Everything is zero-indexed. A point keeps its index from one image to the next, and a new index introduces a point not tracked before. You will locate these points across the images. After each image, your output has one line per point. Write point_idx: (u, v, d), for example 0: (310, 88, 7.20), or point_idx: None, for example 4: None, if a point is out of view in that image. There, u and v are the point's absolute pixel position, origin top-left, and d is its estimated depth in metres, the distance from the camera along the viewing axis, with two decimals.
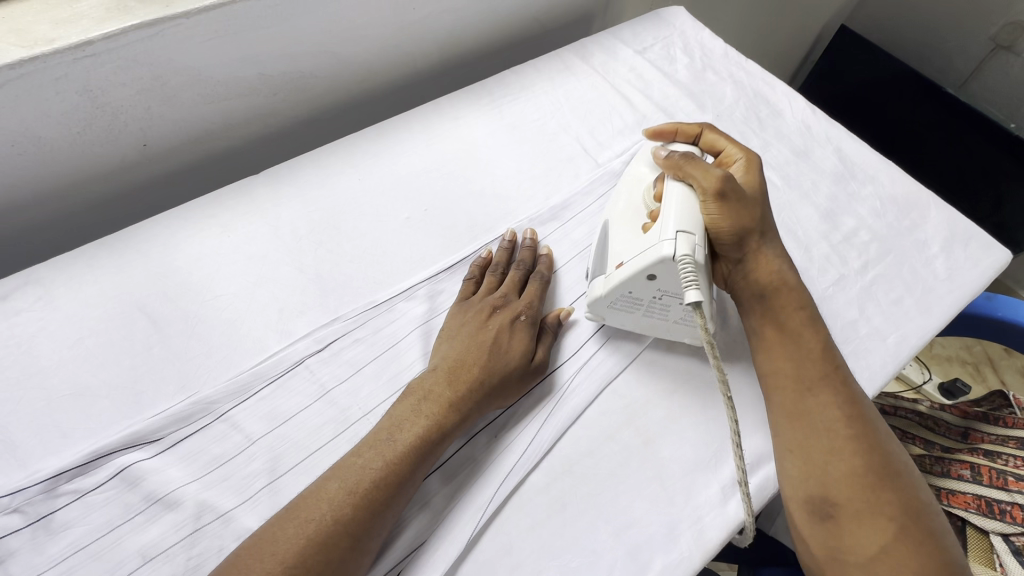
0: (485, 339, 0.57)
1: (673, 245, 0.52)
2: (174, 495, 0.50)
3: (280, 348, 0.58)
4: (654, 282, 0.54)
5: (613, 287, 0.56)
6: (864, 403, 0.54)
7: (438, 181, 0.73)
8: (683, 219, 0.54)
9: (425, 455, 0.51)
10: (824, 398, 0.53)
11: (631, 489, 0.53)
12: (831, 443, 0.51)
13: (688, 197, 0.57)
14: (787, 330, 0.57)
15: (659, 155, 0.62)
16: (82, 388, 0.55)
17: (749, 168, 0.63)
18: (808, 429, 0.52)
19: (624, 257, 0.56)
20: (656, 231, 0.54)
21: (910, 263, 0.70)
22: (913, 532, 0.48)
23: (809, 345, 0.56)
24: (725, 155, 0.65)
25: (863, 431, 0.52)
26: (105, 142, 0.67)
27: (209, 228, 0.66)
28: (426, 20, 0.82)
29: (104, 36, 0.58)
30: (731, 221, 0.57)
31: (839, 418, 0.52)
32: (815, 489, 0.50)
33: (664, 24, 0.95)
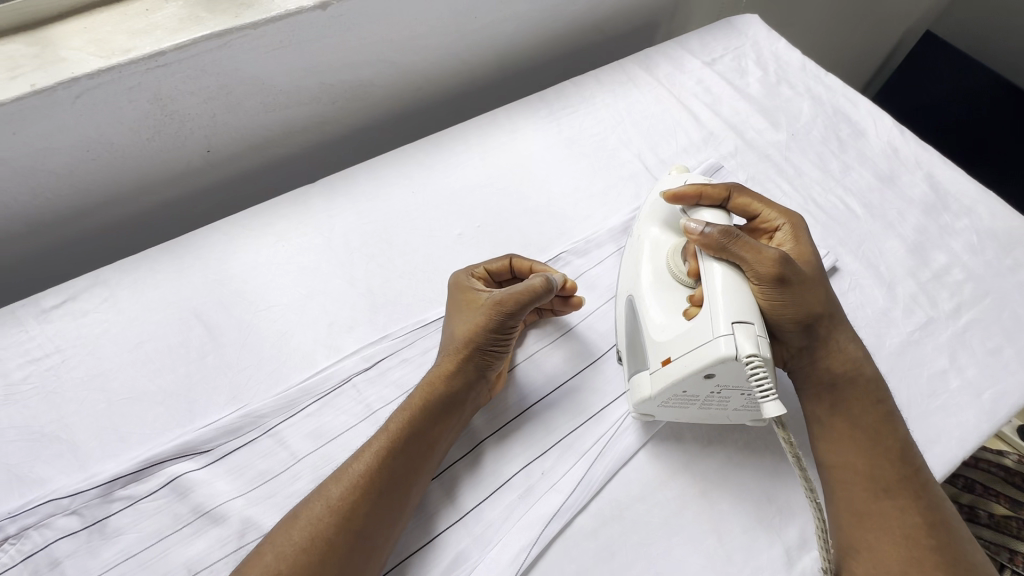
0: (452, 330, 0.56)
1: (732, 342, 0.45)
2: (220, 510, 0.50)
3: (329, 365, 0.58)
4: (711, 378, 0.47)
5: (664, 387, 0.49)
6: (945, 509, 0.48)
7: (492, 197, 0.71)
8: (739, 308, 0.47)
9: (396, 456, 0.48)
10: (904, 503, 0.47)
11: (685, 543, 0.49)
12: (906, 552, 0.45)
13: (740, 283, 0.49)
14: (860, 424, 0.50)
15: (692, 231, 0.52)
16: (140, 393, 0.56)
17: (795, 235, 0.57)
18: (880, 534, 0.46)
19: (670, 351, 0.49)
20: (706, 323, 0.47)
21: (1012, 307, 0.63)
22: None
23: (890, 444, 0.50)
24: (763, 219, 0.59)
25: (947, 543, 0.46)
26: (171, 148, 0.68)
27: (265, 237, 0.66)
28: (486, 28, 0.80)
29: (174, 47, 0.59)
30: (794, 308, 0.51)
31: (920, 526, 0.46)
32: None
33: (735, 33, 0.90)
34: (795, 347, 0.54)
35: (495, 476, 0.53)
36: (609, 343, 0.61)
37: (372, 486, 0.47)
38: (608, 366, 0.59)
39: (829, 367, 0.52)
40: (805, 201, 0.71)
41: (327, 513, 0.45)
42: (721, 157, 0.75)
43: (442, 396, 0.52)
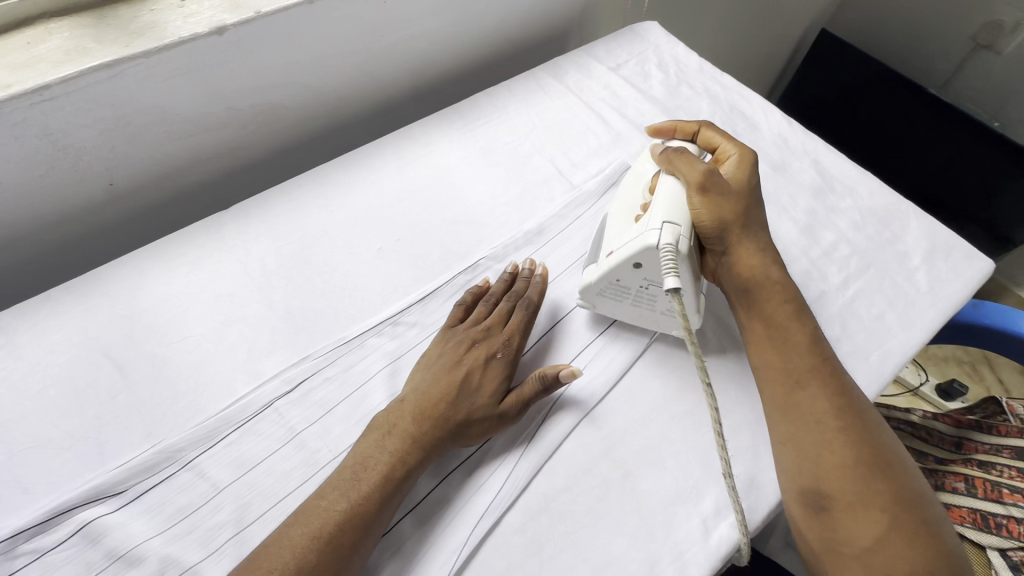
0: (457, 378, 0.56)
1: (658, 234, 0.54)
2: (136, 551, 0.48)
3: (249, 391, 0.57)
4: (640, 269, 0.56)
5: (602, 274, 0.58)
6: (856, 395, 0.54)
7: (411, 210, 0.72)
8: (667, 209, 0.56)
9: (388, 498, 0.49)
10: (815, 391, 0.53)
11: (610, 526, 0.51)
12: (823, 436, 0.51)
13: (675, 191, 0.59)
14: (773, 324, 0.57)
15: (654, 150, 0.64)
16: (44, 441, 0.53)
17: (741, 166, 0.63)
18: (799, 422, 0.53)
19: (612, 246, 0.58)
20: (644, 221, 0.57)
21: (891, 277, 0.69)
22: (903, 520, 0.48)
23: (798, 338, 0.56)
24: (721, 152, 0.65)
25: (855, 422, 0.52)
26: (70, 183, 0.66)
27: (177, 268, 0.65)
28: (396, 46, 0.81)
29: (60, 80, 0.57)
30: (711, 214, 0.58)
31: (833, 411, 0.52)
32: (809, 482, 0.50)
33: (638, 39, 0.95)
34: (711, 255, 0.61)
35: (424, 483, 0.53)
36: (532, 343, 0.63)
37: (320, 543, 0.45)
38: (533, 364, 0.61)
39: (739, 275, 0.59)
40: None
41: (296, 564, 0.44)
42: (630, 157, 0.80)
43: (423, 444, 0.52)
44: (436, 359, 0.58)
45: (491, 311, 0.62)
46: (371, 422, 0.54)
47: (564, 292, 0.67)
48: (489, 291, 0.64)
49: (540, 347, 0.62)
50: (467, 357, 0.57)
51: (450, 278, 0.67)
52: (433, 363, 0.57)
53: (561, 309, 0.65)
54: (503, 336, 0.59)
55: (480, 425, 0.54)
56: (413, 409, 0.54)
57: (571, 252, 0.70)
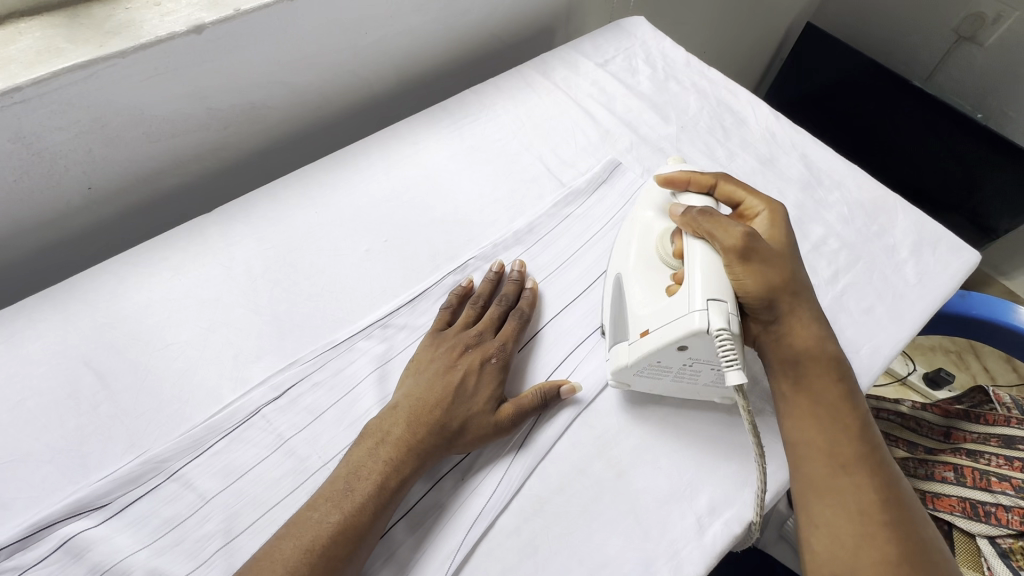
0: (452, 382, 0.55)
1: (706, 317, 0.49)
2: (122, 566, 0.47)
3: (236, 398, 0.56)
4: (684, 351, 0.51)
5: (640, 356, 0.53)
6: (899, 485, 0.52)
7: (398, 211, 0.71)
8: (710, 285, 0.51)
9: (382, 507, 0.48)
10: (859, 480, 0.51)
11: (604, 527, 0.51)
12: (862, 523, 0.49)
13: (714, 259, 0.53)
14: (821, 403, 0.54)
15: (676, 213, 0.60)
16: (24, 454, 0.52)
17: (773, 222, 0.60)
18: (839, 511, 0.50)
19: (648, 324, 0.53)
20: (684, 298, 0.51)
21: (880, 270, 0.69)
22: None
23: (846, 419, 0.53)
24: (746, 207, 0.62)
25: (897, 516, 0.50)
26: (45, 188, 0.64)
27: (160, 273, 0.63)
28: (379, 44, 0.80)
29: (32, 82, 0.55)
30: (757, 281, 0.54)
31: (875, 501, 0.50)
32: (843, 573, 0.48)
33: (625, 34, 0.94)
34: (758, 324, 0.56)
35: (416, 488, 0.52)
36: (522, 343, 0.62)
37: (312, 553, 0.44)
38: (525, 366, 0.60)
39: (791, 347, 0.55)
40: None
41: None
42: (618, 154, 0.79)
43: (418, 451, 0.51)
44: (429, 363, 0.57)
45: (479, 314, 0.62)
46: (362, 430, 0.53)
47: (554, 292, 0.66)
48: (475, 293, 0.63)
49: (531, 347, 0.62)
50: (462, 361, 0.57)
51: (436, 280, 0.66)
52: (425, 367, 0.57)
53: (551, 309, 0.65)
54: (497, 341, 0.59)
55: (477, 431, 0.53)
56: (406, 415, 0.53)
57: (561, 251, 0.69)
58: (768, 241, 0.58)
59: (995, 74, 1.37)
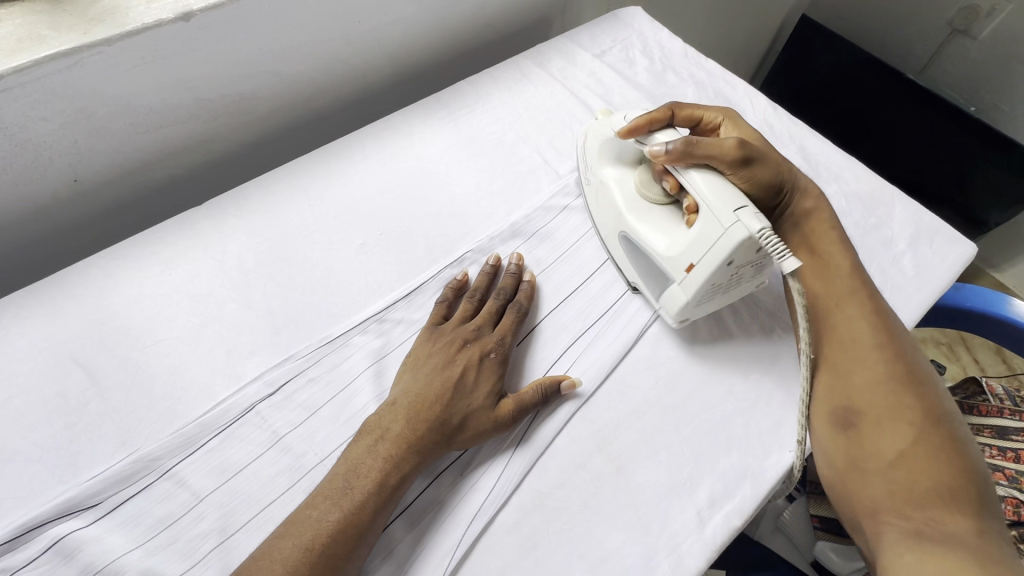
0: (451, 377, 0.54)
1: (742, 227, 0.51)
2: (114, 566, 0.46)
3: (229, 394, 0.55)
4: (732, 265, 0.53)
5: (696, 290, 0.55)
6: (896, 325, 0.57)
7: (394, 203, 0.70)
8: (729, 198, 0.53)
9: (382, 503, 0.47)
10: (852, 315, 0.56)
11: (605, 521, 0.51)
12: (855, 356, 0.54)
13: (717, 177, 0.56)
14: (819, 261, 0.61)
15: (658, 153, 0.58)
16: (11, 453, 0.50)
17: (735, 125, 0.67)
18: (836, 344, 0.56)
19: (691, 258, 0.54)
20: (712, 223, 0.53)
21: (878, 262, 0.69)
22: (934, 440, 0.50)
23: (840, 268, 0.60)
24: (704, 120, 0.68)
25: (892, 347, 0.54)
26: (29, 180, 0.62)
27: (149, 268, 0.62)
28: (373, 32, 0.78)
29: (13, 70, 0.53)
30: (766, 172, 0.61)
31: (869, 334, 0.55)
32: (840, 402, 0.53)
33: (622, 25, 0.93)
34: (774, 209, 0.65)
35: (416, 484, 0.52)
36: (519, 338, 0.61)
37: (308, 553, 0.43)
38: (524, 360, 0.60)
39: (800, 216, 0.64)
40: None
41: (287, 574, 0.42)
42: None
43: (419, 446, 0.50)
44: (427, 360, 0.56)
45: (477, 308, 0.61)
46: (361, 427, 0.53)
47: (552, 286, 0.66)
48: (472, 286, 0.63)
49: (528, 341, 0.61)
50: (460, 356, 0.56)
51: (433, 274, 0.65)
52: (423, 363, 0.56)
53: (549, 303, 0.64)
54: (496, 335, 0.58)
55: (477, 427, 0.53)
56: (405, 410, 0.52)
57: (559, 245, 0.69)
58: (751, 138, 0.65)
59: (988, 67, 1.38)
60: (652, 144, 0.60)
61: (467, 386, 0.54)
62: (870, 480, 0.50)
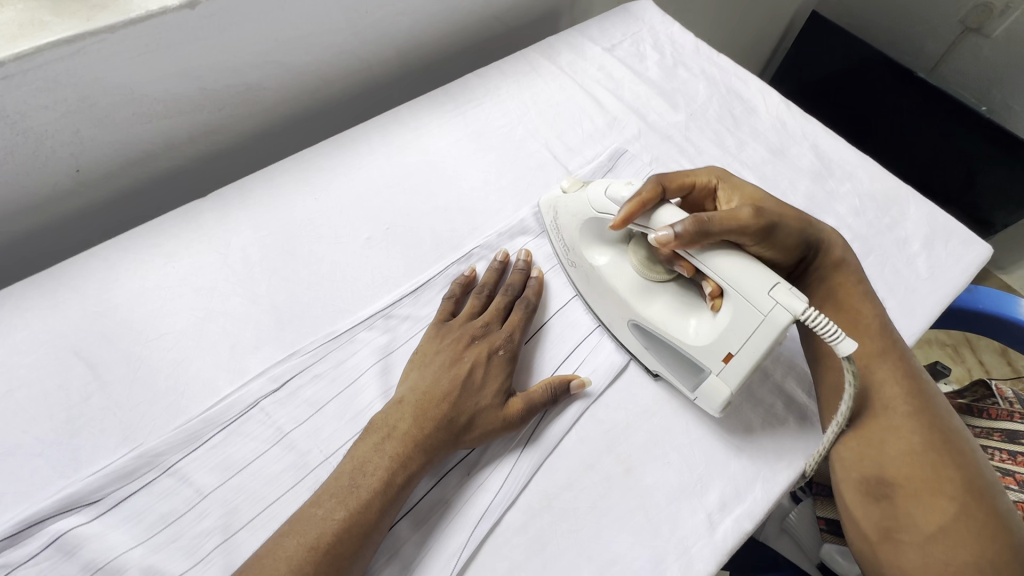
0: (459, 374, 0.53)
1: (783, 311, 0.47)
2: (116, 563, 0.45)
3: (233, 389, 0.54)
4: (773, 348, 0.49)
5: (739, 380, 0.50)
6: (925, 385, 0.54)
7: (400, 198, 0.69)
8: (763, 276, 0.48)
9: (389, 502, 0.47)
10: (881, 374, 0.54)
11: (614, 523, 0.50)
12: (888, 420, 0.52)
13: (746, 258, 0.50)
14: (845, 315, 0.58)
15: (668, 240, 0.51)
16: (12, 447, 0.50)
17: (731, 183, 0.61)
18: (864, 406, 0.53)
19: (728, 347, 0.50)
20: (746, 307, 0.48)
21: (892, 263, 0.68)
22: (976, 513, 0.47)
23: (868, 325, 0.57)
24: (696, 183, 0.61)
25: (923, 410, 0.52)
26: (31, 169, 0.61)
27: (153, 260, 0.61)
28: (380, 23, 0.77)
29: (14, 57, 0.52)
30: (783, 239, 0.58)
31: (900, 395, 0.53)
32: (871, 470, 0.50)
33: (632, 19, 0.92)
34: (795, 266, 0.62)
35: (422, 483, 0.51)
36: (528, 335, 0.60)
37: (312, 554, 0.42)
38: (532, 359, 0.59)
39: (826, 268, 0.61)
40: None
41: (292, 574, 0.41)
42: (626, 142, 0.77)
43: (427, 445, 0.49)
44: (434, 356, 0.55)
45: (485, 305, 0.60)
46: (367, 425, 0.52)
47: (560, 283, 0.65)
48: (480, 282, 0.62)
49: (536, 340, 0.60)
50: (468, 353, 0.55)
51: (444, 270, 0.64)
52: (430, 359, 0.55)
53: (558, 301, 0.63)
54: (504, 332, 0.57)
55: (485, 426, 0.52)
56: (414, 407, 0.51)
57: None
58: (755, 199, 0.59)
59: (1000, 67, 1.36)
60: (656, 229, 0.53)
61: (475, 386, 0.53)
62: (904, 553, 0.47)
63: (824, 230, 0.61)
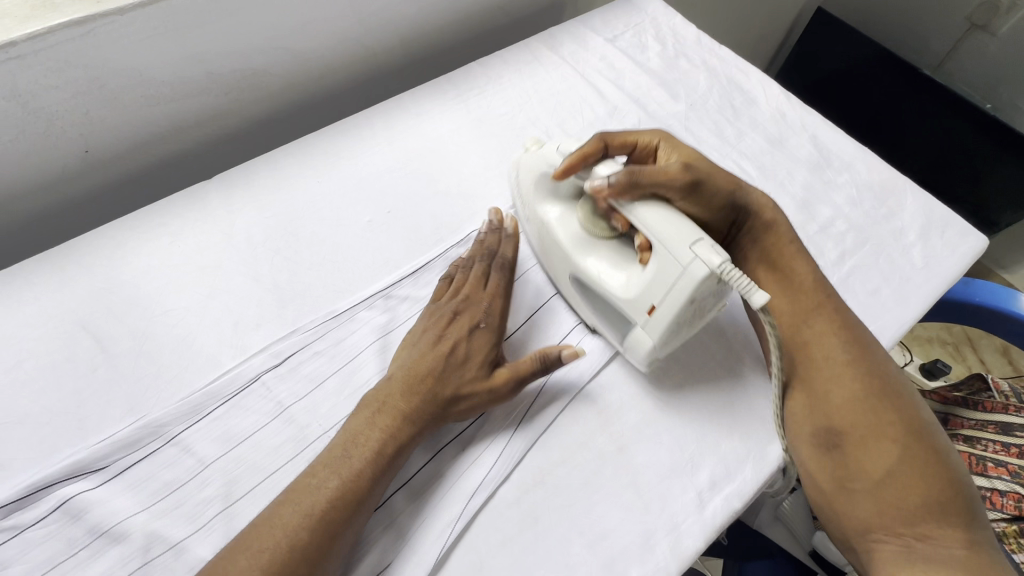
0: (441, 351, 0.54)
1: (700, 262, 0.48)
2: (120, 527, 0.47)
3: (235, 364, 0.55)
4: (694, 303, 0.50)
5: (661, 332, 0.52)
6: (864, 336, 0.56)
7: (401, 182, 0.70)
8: (684, 232, 0.50)
9: (382, 472, 0.48)
10: (820, 329, 0.56)
11: (605, 499, 0.51)
12: (830, 373, 0.54)
13: (673, 211, 0.53)
14: (783, 276, 0.60)
15: (601, 188, 0.55)
16: (21, 416, 0.51)
17: (674, 144, 0.63)
18: (808, 360, 0.55)
19: (651, 299, 0.51)
20: (667, 259, 0.50)
21: (888, 252, 0.69)
22: (919, 453, 0.49)
23: (803, 284, 0.59)
24: (641, 143, 0.63)
25: (865, 361, 0.54)
26: (42, 149, 0.63)
27: (159, 238, 0.62)
28: (385, 10, 0.78)
29: (27, 37, 0.54)
30: (715, 197, 0.60)
31: (840, 348, 0.55)
32: (820, 423, 0.52)
33: (636, 10, 0.93)
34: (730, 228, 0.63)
35: (418, 457, 0.52)
36: (518, 321, 0.61)
37: (309, 521, 0.43)
38: (528, 340, 0.60)
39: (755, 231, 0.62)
40: None
41: (291, 539, 0.42)
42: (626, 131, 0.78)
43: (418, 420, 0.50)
44: (420, 334, 0.55)
45: (465, 279, 0.60)
46: (361, 399, 0.53)
47: None
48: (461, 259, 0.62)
49: (532, 323, 0.61)
50: (450, 330, 0.55)
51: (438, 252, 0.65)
52: (417, 338, 0.56)
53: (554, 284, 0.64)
54: (483, 304, 0.57)
55: (470, 400, 0.53)
56: (404, 382, 0.52)
57: None
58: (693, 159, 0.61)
59: (1006, 64, 1.36)
60: (594, 178, 0.57)
61: (457, 361, 0.54)
62: (856, 500, 0.50)
63: (753, 196, 0.62)
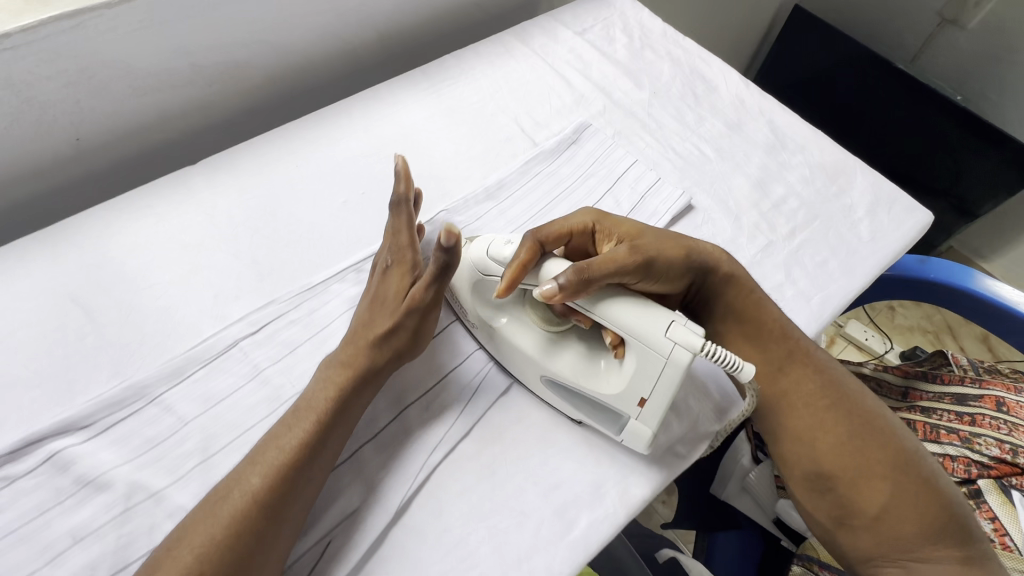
0: (364, 301, 0.58)
1: (682, 349, 0.48)
2: (105, 477, 0.50)
3: (214, 332, 0.59)
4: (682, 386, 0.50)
5: (656, 421, 0.51)
6: (836, 373, 0.61)
7: (375, 166, 0.74)
8: (656, 317, 0.49)
9: (335, 417, 0.51)
10: (796, 374, 0.60)
11: (560, 453, 0.55)
12: (814, 419, 0.58)
13: (641, 301, 0.51)
14: (744, 321, 0.62)
15: (553, 294, 0.50)
16: (14, 378, 0.55)
17: (610, 220, 0.60)
18: (791, 406, 0.59)
19: (640, 392, 0.50)
20: (646, 351, 0.49)
21: (837, 228, 0.72)
22: (904, 485, 0.55)
23: (766, 326, 0.61)
24: (575, 228, 0.59)
25: (841, 400, 0.59)
26: (36, 138, 0.67)
27: (144, 218, 0.66)
28: (360, 6, 0.82)
29: (20, 29, 0.58)
30: (668, 271, 0.60)
31: (817, 391, 0.59)
32: (812, 468, 0.57)
33: (605, 5, 0.97)
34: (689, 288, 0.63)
35: (384, 416, 0.56)
36: None
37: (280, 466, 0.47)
38: None
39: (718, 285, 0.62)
40: (665, 150, 0.79)
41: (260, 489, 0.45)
42: (591, 117, 0.82)
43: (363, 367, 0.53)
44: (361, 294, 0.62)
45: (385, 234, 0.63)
46: (321, 361, 0.56)
47: None
48: None
49: None
50: (370, 284, 0.59)
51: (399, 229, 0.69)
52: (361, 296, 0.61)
53: None
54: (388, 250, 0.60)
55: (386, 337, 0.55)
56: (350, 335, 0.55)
57: (529, 206, 0.72)
58: (636, 236, 0.59)
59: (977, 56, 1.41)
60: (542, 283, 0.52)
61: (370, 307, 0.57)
62: (855, 534, 0.56)
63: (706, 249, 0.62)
